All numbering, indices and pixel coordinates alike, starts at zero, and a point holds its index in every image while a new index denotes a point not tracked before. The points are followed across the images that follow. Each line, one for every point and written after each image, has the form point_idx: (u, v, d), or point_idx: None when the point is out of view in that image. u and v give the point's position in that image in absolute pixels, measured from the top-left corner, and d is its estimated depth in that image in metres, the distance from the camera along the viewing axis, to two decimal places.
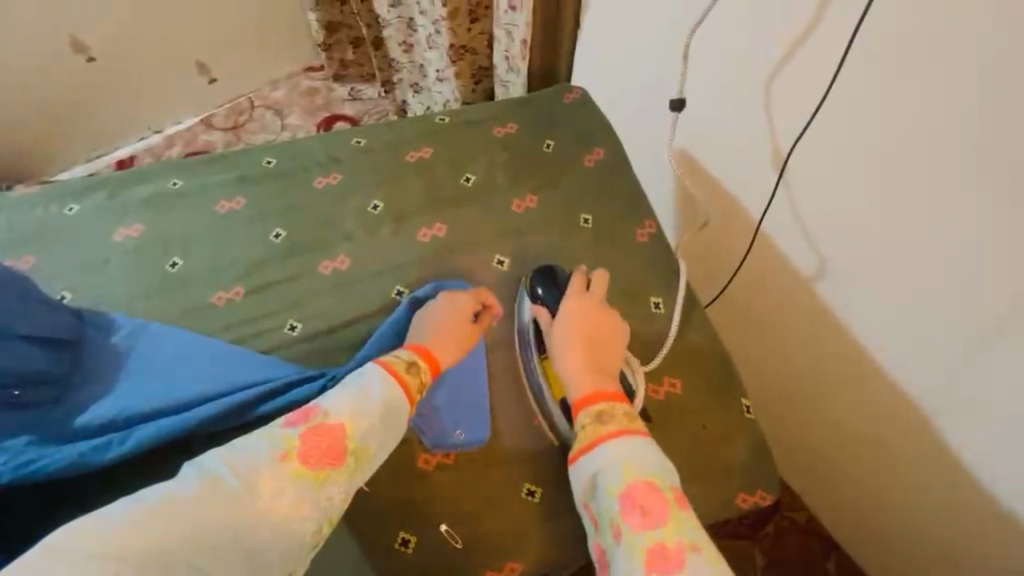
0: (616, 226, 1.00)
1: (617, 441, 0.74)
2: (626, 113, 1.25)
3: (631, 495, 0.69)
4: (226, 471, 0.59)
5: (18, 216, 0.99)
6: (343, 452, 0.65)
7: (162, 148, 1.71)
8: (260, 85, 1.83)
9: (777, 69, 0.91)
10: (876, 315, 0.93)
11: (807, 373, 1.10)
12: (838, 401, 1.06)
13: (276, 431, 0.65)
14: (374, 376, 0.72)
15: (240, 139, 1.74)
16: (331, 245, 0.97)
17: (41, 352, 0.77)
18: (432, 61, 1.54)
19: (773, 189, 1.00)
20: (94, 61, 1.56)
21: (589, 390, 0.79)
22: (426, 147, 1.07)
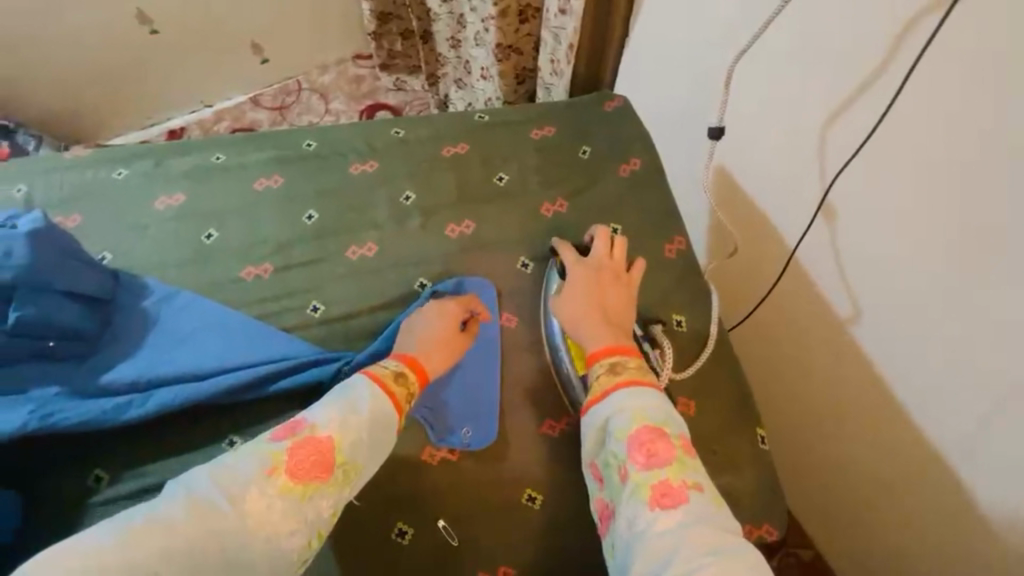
0: (646, 238, 0.97)
1: (629, 389, 0.73)
2: (667, 125, 1.24)
3: (640, 439, 0.68)
4: (215, 490, 0.60)
5: (69, 175, 1.04)
6: (332, 465, 0.66)
7: (212, 124, 1.78)
8: (310, 69, 1.88)
9: (829, 95, 0.88)
10: (905, 358, 0.89)
11: (827, 408, 1.06)
12: (852, 439, 1.03)
13: (264, 446, 0.65)
14: (360, 387, 0.73)
15: (285, 119, 1.81)
16: (359, 230, 0.98)
17: (73, 307, 0.82)
18: (477, 58, 1.56)
19: (812, 215, 0.97)
20: (157, 33, 1.62)
21: (607, 343, 0.78)
22: (463, 143, 1.08)
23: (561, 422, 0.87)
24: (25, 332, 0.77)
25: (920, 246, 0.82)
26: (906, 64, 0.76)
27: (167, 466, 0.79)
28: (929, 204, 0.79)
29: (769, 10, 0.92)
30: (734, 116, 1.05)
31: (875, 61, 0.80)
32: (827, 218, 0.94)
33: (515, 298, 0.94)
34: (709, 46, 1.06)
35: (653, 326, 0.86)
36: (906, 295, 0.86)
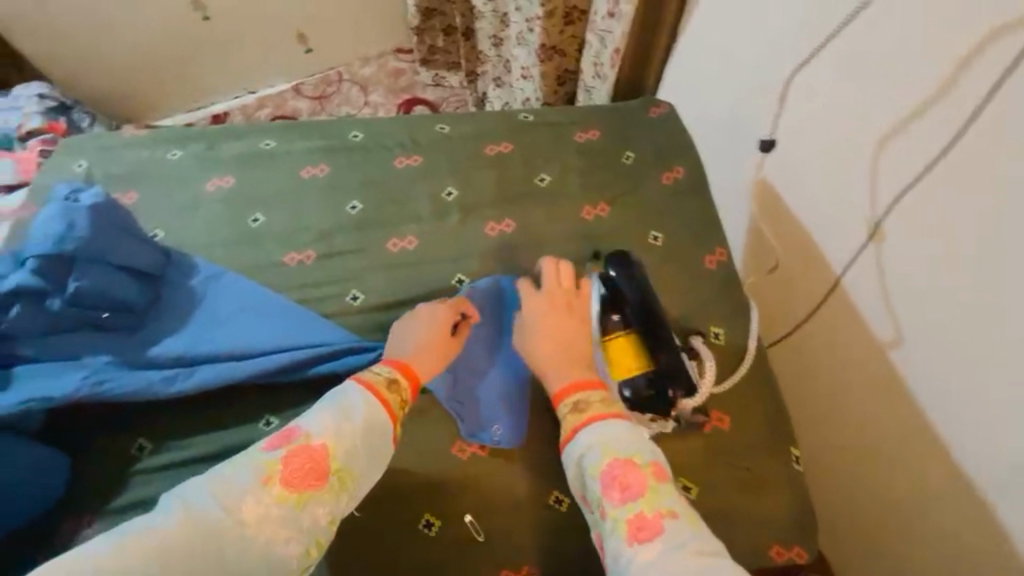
0: (685, 249, 0.96)
1: (595, 425, 0.69)
2: (710, 133, 1.23)
3: (611, 473, 0.64)
4: (209, 498, 0.56)
5: (129, 154, 1.08)
6: (326, 472, 0.62)
7: (253, 109, 1.87)
8: (351, 60, 1.96)
9: (891, 113, 0.85)
10: (949, 391, 0.85)
11: (858, 433, 1.03)
12: (881, 466, 1.00)
13: (256, 456, 0.61)
14: (352, 393, 0.70)
15: (324, 109, 1.88)
16: (400, 224, 0.99)
17: (126, 281, 0.85)
18: (518, 58, 1.57)
19: (860, 234, 0.94)
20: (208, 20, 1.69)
21: (571, 378, 0.73)
22: (507, 142, 1.08)
23: None
24: (82, 302, 0.81)
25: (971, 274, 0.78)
26: (976, 88, 0.73)
27: (205, 441, 0.81)
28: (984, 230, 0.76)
29: (832, 22, 0.90)
30: (787, 128, 1.03)
31: (937, 80, 0.77)
32: (875, 238, 0.92)
33: None
34: (766, 56, 1.05)
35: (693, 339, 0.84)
36: (958, 327, 0.82)
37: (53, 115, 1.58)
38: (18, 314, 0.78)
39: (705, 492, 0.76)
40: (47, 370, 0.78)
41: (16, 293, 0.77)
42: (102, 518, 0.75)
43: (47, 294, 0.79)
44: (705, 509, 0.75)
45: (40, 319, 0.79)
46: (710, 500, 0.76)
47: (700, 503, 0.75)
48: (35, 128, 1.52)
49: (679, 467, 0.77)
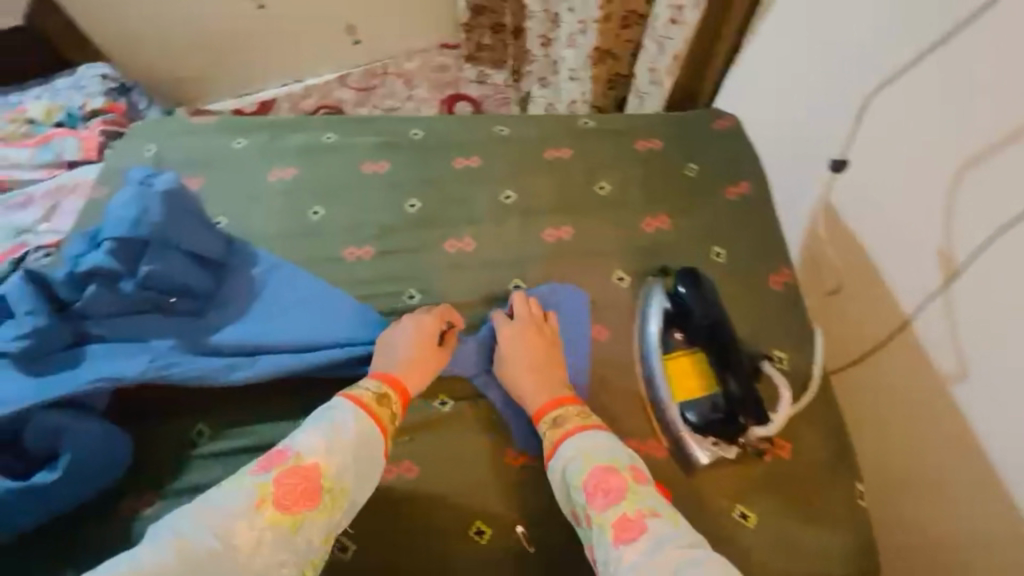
0: (750, 268, 0.94)
1: (577, 437, 0.74)
2: (770, 147, 1.21)
3: (593, 480, 0.69)
4: (201, 529, 0.60)
5: (196, 140, 1.10)
6: (318, 492, 0.66)
7: (299, 97, 1.92)
8: (396, 54, 2.00)
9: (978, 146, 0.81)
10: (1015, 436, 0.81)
11: (905, 467, 0.99)
12: (929, 505, 0.96)
13: (246, 480, 0.65)
14: (342, 410, 0.73)
15: (369, 102, 1.90)
16: (458, 225, 0.99)
17: (192, 267, 0.87)
18: (566, 59, 1.58)
19: (930, 264, 0.91)
20: (263, 9, 1.78)
21: (545, 399, 0.79)
22: (567, 148, 1.07)
23: (647, 445, 0.79)
24: (152, 285, 0.83)
25: None
26: None
27: (263, 431, 0.82)
28: None
29: (926, 42, 0.86)
30: (864, 149, 0.99)
31: None
32: (944, 267, 0.88)
33: (607, 310, 0.90)
34: (843, 72, 1.01)
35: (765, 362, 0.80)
36: None
37: (113, 96, 1.65)
38: (92, 293, 0.81)
39: (763, 521, 0.74)
40: (113, 351, 0.80)
41: (92, 273, 0.81)
42: (164, 499, 0.77)
43: (119, 276, 0.82)
44: (763, 538, 0.73)
45: (112, 300, 0.82)
46: (769, 529, 0.74)
47: (759, 532, 0.74)
48: (97, 107, 1.59)
49: (737, 493, 0.76)
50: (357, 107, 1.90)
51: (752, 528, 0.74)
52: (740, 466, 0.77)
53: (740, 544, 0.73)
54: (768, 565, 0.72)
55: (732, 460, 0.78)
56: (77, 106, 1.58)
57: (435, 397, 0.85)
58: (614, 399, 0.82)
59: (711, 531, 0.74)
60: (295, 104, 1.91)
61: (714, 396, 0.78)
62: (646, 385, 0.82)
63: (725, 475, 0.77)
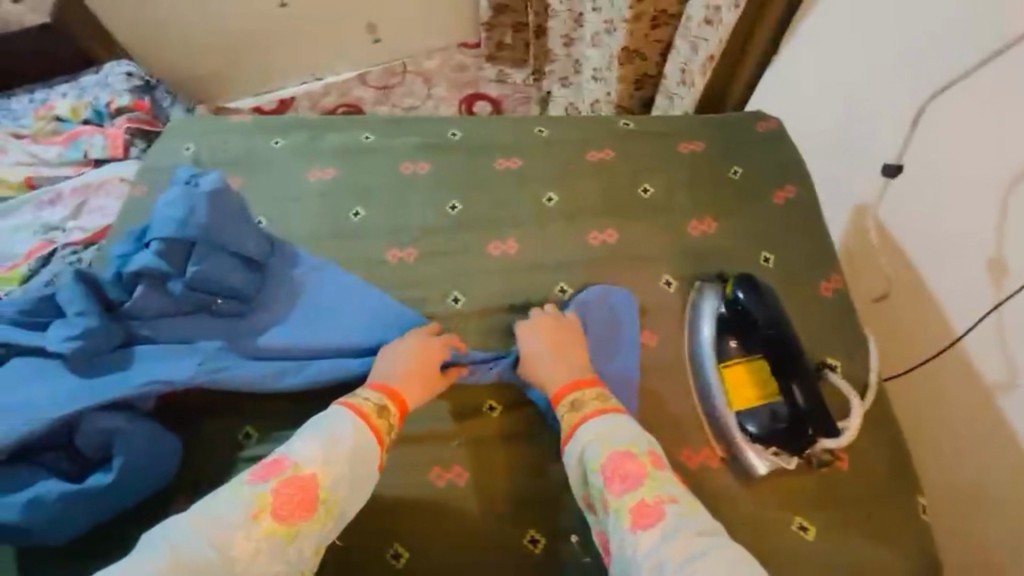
0: (800, 274, 0.92)
1: (594, 422, 0.72)
2: (813, 150, 1.19)
3: (611, 465, 0.67)
4: (196, 539, 0.57)
5: (235, 140, 1.10)
6: (314, 502, 0.63)
7: (319, 96, 1.93)
8: (417, 54, 2.00)
9: None
10: None
11: (947, 478, 0.96)
12: (970, 523, 0.93)
13: (243, 489, 0.62)
14: (341, 419, 0.70)
15: (388, 100, 1.92)
16: (502, 227, 0.98)
17: (236, 268, 0.86)
18: (591, 59, 1.58)
19: (980, 273, 0.89)
20: (285, 7, 1.78)
21: (568, 381, 0.77)
22: (609, 149, 1.06)
23: (701, 454, 0.78)
24: (200, 287, 0.82)
25: None
26: None
27: None
28: None
29: (987, 49, 0.83)
30: (916, 157, 0.96)
31: None
32: (995, 277, 0.86)
33: (653, 314, 0.89)
34: (892, 77, 0.98)
35: (826, 369, 0.81)
36: None
37: (139, 93, 1.64)
38: (142, 294, 0.80)
39: (823, 534, 0.73)
40: (162, 354, 0.79)
41: (140, 274, 0.80)
42: None
43: (167, 277, 0.82)
44: (821, 551, 0.72)
45: (160, 301, 0.81)
46: (829, 543, 0.73)
47: (818, 545, 0.72)
48: (124, 105, 1.57)
49: (795, 504, 0.75)
50: (375, 105, 1.93)
51: (810, 541, 0.73)
52: (799, 478, 0.76)
53: (798, 556, 0.72)
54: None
55: (789, 471, 0.76)
56: (103, 104, 1.57)
57: (483, 401, 0.85)
58: (668, 406, 0.81)
59: (769, 542, 0.72)
60: (314, 103, 1.93)
61: (775, 404, 0.76)
62: (699, 393, 0.81)
63: (783, 486, 0.76)
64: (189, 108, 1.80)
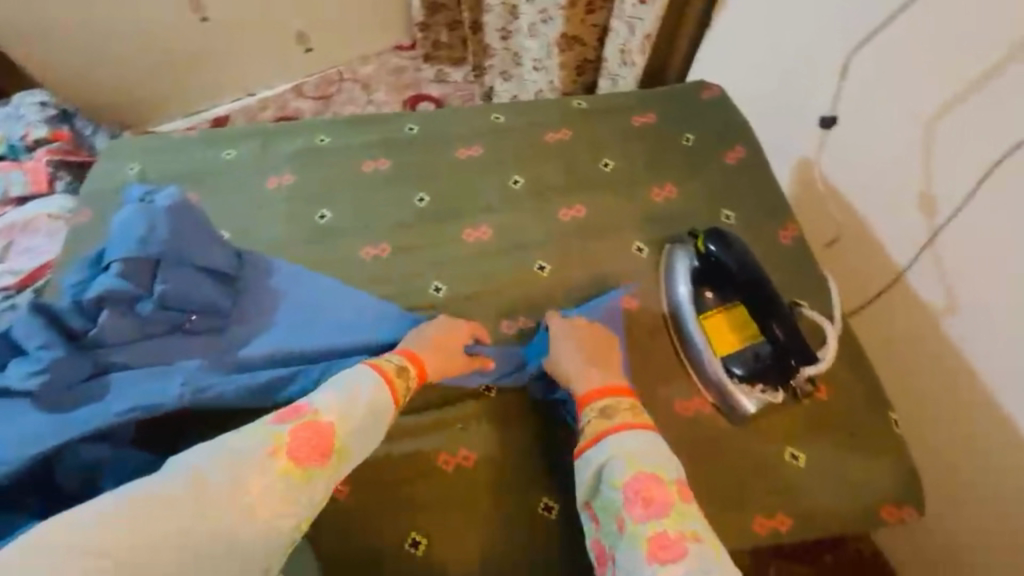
0: (758, 226, 0.98)
1: (620, 435, 0.70)
2: (754, 114, 1.26)
3: (636, 488, 0.65)
4: (211, 467, 0.55)
5: (181, 156, 1.05)
6: (329, 449, 0.62)
7: (256, 111, 1.87)
8: (351, 60, 1.97)
9: (947, 106, 0.89)
10: (1003, 350, 0.89)
11: (910, 397, 1.05)
12: (936, 432, 1.02)
13: (263, 427, 0.60)
14: (363, 375, 0.70)
15: (329, 109, 1.88)
16: (473, 214, 0.99)
17: (207, 282, 0.83)
18: (531, 50, 1.62)
19: (911, 208, 0.98)
20: (207, 21, 1.70)
21: (600, 385, 0.75)
22: (566, 129, 1.08)
23: (693, 402, 0.82)
24: (172, 304, 0.79)
25: None
26: None
27: None
28: None
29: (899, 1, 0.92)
30: (848, 106, 1.04)
31: (994, 57, 0.82)
32: (926, 208, 0.96)
33: (632, 281, 0.92)
34: (819, 37, 1.07)
35: (798, 305, 0.87)
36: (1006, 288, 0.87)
37: (56, 123, 1.53)
38: (108, 319, 0.76)
39: (813, 460, 0.78)
40: (142, 378, 0.76)
41: (103, 299, 0.76)
42: None
43: (136, 298, 0.78)
44: (812, 475, 0.77)
45: (130, 325, 0.77)
46: (818, 467, 0.78)
47: (809, 470, 0.78)
48: (40, 136, 1.48)
49: (784, 437, 0.80)
50: (316, 115, 1.88)
51: (801, 468, 0.78)
52: (784, 413, 0.81)
53: (792, 483, 0.77)
54: (819, 502, 0.76)
55: (775, 408, 0.81)
56: (18, 138, 1.48)
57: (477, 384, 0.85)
58: (658, 363, 0.85)
59: (765, 474, 0.77)
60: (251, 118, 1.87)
61: (758, 346, 0.81)
62: (682, 342, 0.85)
63: (771, 423, 0.81)
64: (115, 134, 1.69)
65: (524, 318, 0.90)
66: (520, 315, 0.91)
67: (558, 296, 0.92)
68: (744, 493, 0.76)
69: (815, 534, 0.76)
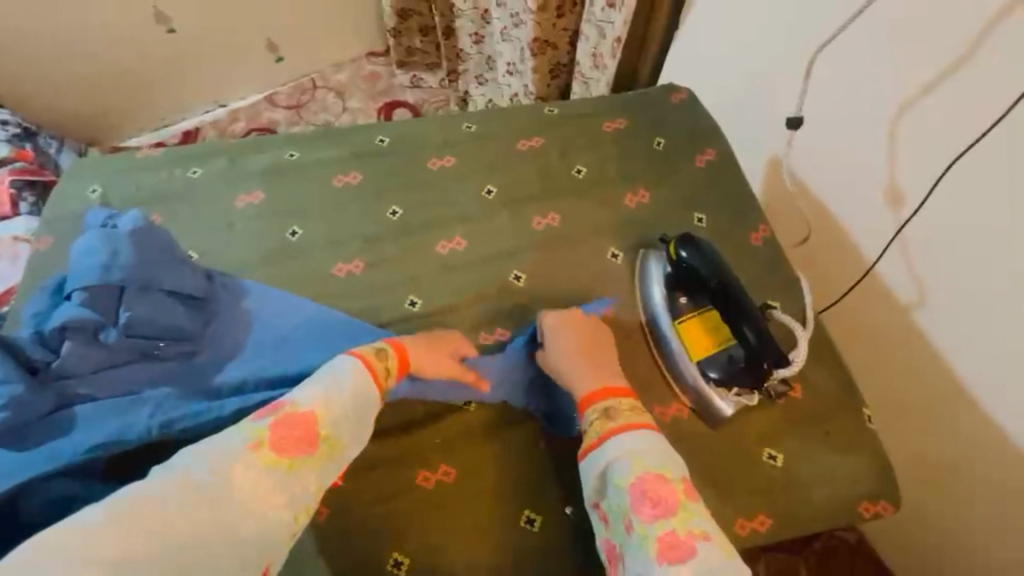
0: (729, 227, 0.99)
1: (623, 435, 0.70)
2: (724, 114, 1.27)
3: (642, 489, 0.65)
4: (197, 466, 0.55)
5: (144, 176, 1.03)
6: (316, 438, 0.62)
7: (226, 123, 1.82)
8: (323, 67, 1.94)
9: (908, 105, 0.92)
10: (969, 339, 0.92)
11: (885, 388, 1.07)
12: (909, 423, 1.05)
13: (245, 424, 0.61)
14: (341, 364, 0.69)
15: (302, 118, 1.85)
16: (446, 225, 0.99)
17: (175, 306, 0.81)
18: (503, 54, 1.63)
19: (877, 204, 1.00)
20: (173, 33, 1.69)
21: (599, 386, 0.76)
22: (537, 136, 1.08)
23: (671, 407, 0.83)
24: (138, 331, 0.77)
25: (1004, 224, 0.84)
26: (990, 68, 0.81)
27: None
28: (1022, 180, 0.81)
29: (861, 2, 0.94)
30: (814, 105, 1.06)
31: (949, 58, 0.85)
32: (893, 203, 0.98)
33: (607, 288, 0.92)
34: (784, 38, 1.08)
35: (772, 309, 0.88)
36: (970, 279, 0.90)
37: (18, 142, 1.49)
38: (71, 350, 0.74)
39: (790, 460, 0.79)
40: (107, 410, 0.74)
41: (66, 328, 0.74)
42: None
43: (99, 327, 0.76)
44: (790, 474, 0.79)
45: (95, 355, 0.75)
46: (796, 466, 0.79)
47: (786, 470, 0.79)
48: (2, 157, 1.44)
49: (761, 438, 0.81)
50: (289, 125, 1.85)
51: (779, 468, 0.79)
52: (761, 414, 0.82)
53: (770, 483, 0.78)
54: (797, 501, 0.77)
55: (753, 409, 0.82)
56: None
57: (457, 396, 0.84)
58: (637, 370, 0.85)
59: (744, 476, 0.78)
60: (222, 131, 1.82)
61: (731, 348, 0.82)
62: (659, 348, 0.86)
63: (749, 424, 0.81)
64: (81, 152, 1.65)
65: (501, 329, 0.90)
66: (497, 326, 0.90)
67: (535, 305, 0.92)
68: (723, 495, 0.77)
69: (795, 533, 0.77)
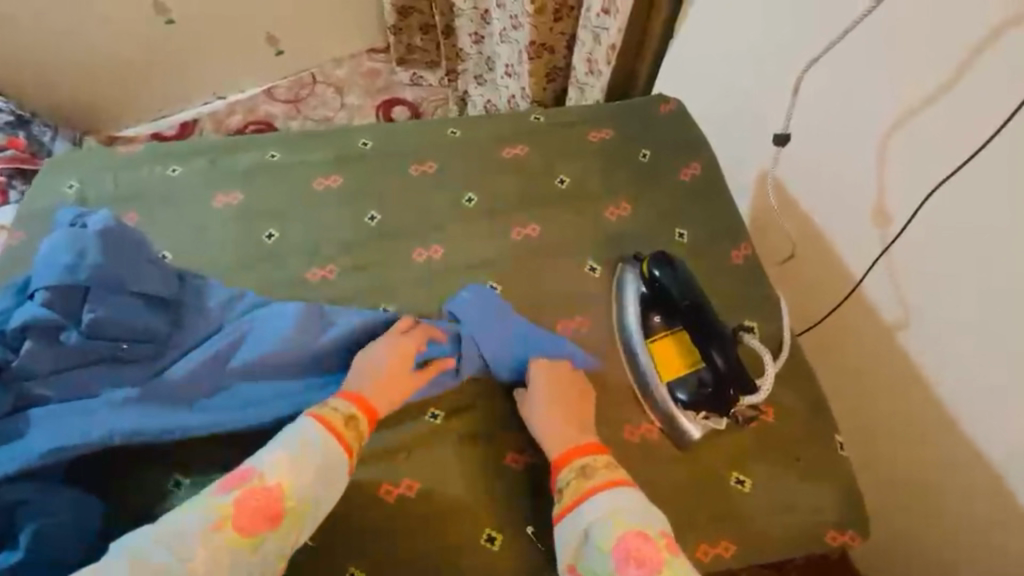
0: (711, 244, 0.98)
1: (605, 495, 0.69)
2: (717, 123, 1.25)
3: (626, 549, 0.64)
4: (158, 550, 0.58)
5: (124, 172, 1.02)
6: (280, 513, 0.63)
7: (224, 116, 1.81)
8: (323, 62, 1.93)
9: (898, 126, 0.90)
10: (952, 366, 0.90)
11: (872, 411, 1.05)
12: (891, 446, 1.03)
13: (208, 499, 0.62)
14: (308, 429, 0.69)
15: (299, 113, 1.84)
16: (424, 233, 0.97)
17: (143, 309, 0.80)
18: (502, 55, 1.61)
19: (865, 224, 0.99)
20: (172, 24, 1.67)
21: (570, 445, 0.75)
22: (521, 145, 1.07)
23: (641, 428, 0.81)
24: (100, 333, 0.76)
25: (988, 251, 0.82)
26: (979, 89, 0.79)
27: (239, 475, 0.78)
28: (1003, 208, 0.79)
29: (850, 17, 0.92)
30: (802, 122, 1.05)
31: (934, 80, 0.84)
32: (880, 222, 0.96)
33: (584, 303, 0.91)
34: (776, 52, 1.07)
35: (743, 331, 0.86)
36: (953, 304, 0.88)
37: (11, 130, 1.49)
38: (33, 349, 0.73)
39: (758, 485, 0.78)
40: (61, 415, 0.73)
41: (27, 328, 0.73)
42: None
43: (61, 328, 0.75)
44: (757, 499, 0.78)
45: (56, 355, 0.75)
46: (764, 491, 0.78)
47: (753, 495, 0.78)
48: None
49: (730, 461, 0.80)
50: (286, 119, 1.83)
51: (747, 493, 0.78)
52: (732, 436, 0.81)
53: (737, 508, 0.77)
54: (762, 529, 0.76)
55: (723, 433, 0.81)
56: None
57: (424, 409, 0.84)
58: (608, 395, 0.83)
59: (710, 499, 0.77)
60: (219, 123, 1.80)
61: (700, 371, 0.81)
62: (632, 369, 0.84)
63: (718, 447, 0.80)
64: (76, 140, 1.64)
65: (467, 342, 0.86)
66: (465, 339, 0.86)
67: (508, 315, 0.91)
68: (688, 518, 0.76)
69: (758, 562, 0.75)
